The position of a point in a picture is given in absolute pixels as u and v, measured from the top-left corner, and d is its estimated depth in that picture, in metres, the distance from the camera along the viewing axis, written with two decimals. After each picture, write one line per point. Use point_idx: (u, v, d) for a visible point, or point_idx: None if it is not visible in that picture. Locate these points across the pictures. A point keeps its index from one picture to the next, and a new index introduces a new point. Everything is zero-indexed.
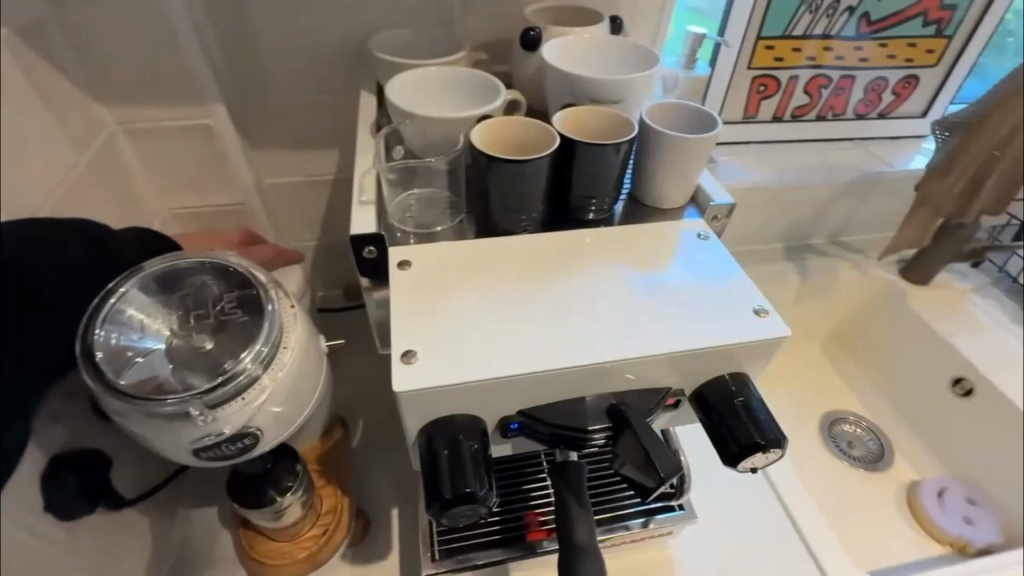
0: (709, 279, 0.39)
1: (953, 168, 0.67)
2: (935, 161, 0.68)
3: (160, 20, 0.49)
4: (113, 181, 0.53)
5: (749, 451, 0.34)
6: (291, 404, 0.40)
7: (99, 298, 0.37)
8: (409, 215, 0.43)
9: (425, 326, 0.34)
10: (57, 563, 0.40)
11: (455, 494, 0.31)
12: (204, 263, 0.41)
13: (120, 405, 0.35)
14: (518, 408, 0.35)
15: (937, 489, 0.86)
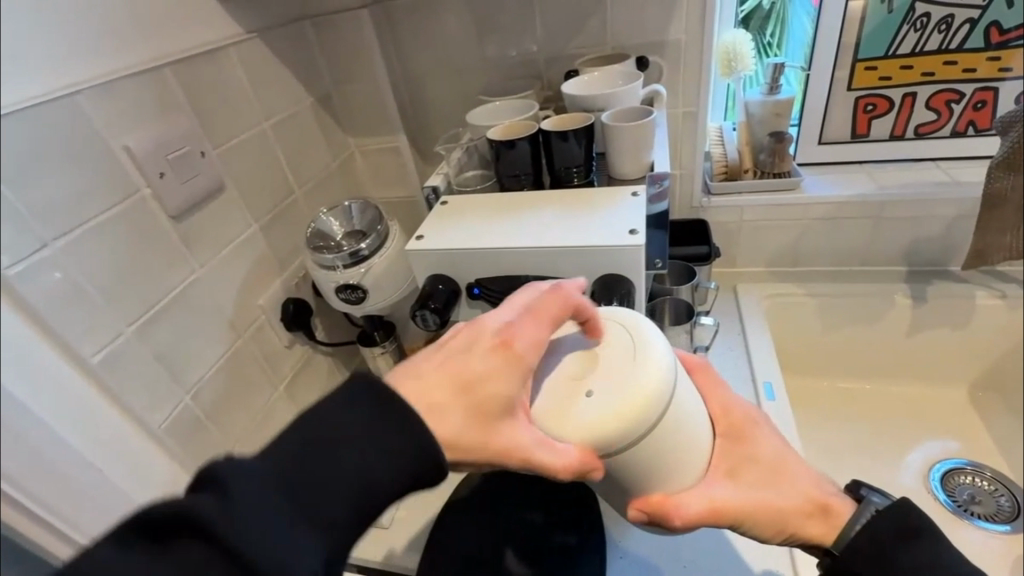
0: (618, 217, 0.55)
1: None
2: (1008, 157, 0.67)
3: (377, 90, 0.91)
4: (348, 177, 0.97)
5: None
6: (385, 280, 0.71)
7: (319, 212, 0.74)
8: (465, 182, 0.71)
9: (434, 226, 0.61)
10: (282, 353, 0.79)
11: (422, 304, 0.56)
12: (367, 205, 0.75)
13: (311, 257, 0.71)
14: (477, 276, 0.58)
15: None
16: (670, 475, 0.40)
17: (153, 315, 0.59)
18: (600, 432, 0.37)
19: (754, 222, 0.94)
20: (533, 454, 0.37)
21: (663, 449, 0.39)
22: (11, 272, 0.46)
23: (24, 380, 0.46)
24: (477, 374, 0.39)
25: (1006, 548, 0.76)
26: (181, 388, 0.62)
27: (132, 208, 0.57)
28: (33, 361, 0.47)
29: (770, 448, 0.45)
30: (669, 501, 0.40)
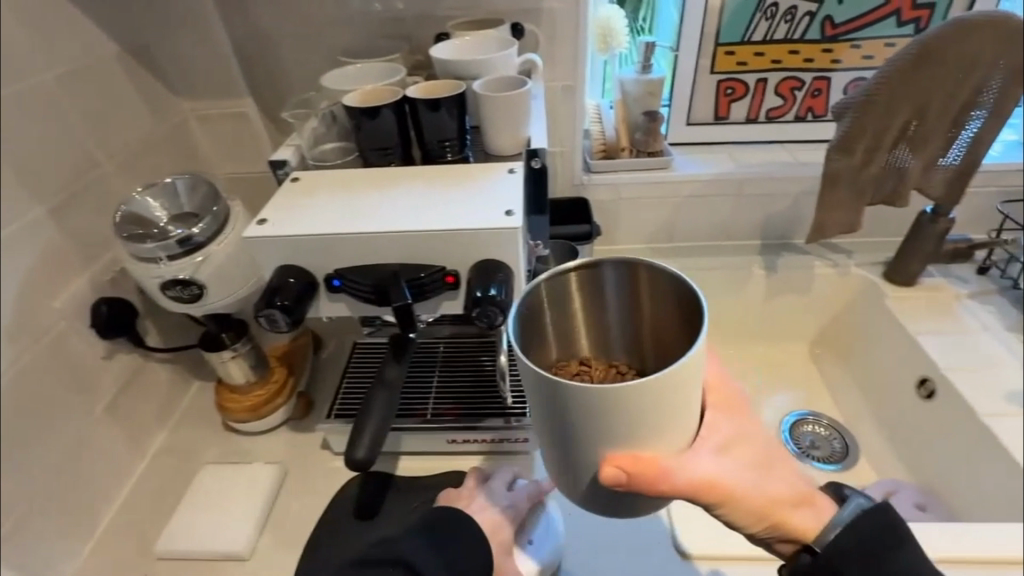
0: (495, 196, 0.51)
1: (861, 144, 0.72)
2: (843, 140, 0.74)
3: (211, 44, 0.76)
4: (181, 147, 0.80)
5: (475, 304, 0.47)
6: (228, 272, 0.60)
7: (133, 191, 0.59)
8: (322, 156, 0.61)
9: (281, 207, 0.51)
10: (97, 365, 0.64)
11: (265, 301, 0.48)
12: (199, 181, 0.62)
13: (125, 248, 0.57)
14: (336, 266, 0.50)
15: (885, 491, 0.83)
16: (655, 446, 0.36)
17: None
18: None
19: (631, 201, 0.96)
20: None
21: (657, 414, 0.34)
22: None
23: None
24: None
25: (837, 487, 0.87)
26: None
27: None
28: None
29: (763, 437, 0.42)
30: (653, 478, 0.35)
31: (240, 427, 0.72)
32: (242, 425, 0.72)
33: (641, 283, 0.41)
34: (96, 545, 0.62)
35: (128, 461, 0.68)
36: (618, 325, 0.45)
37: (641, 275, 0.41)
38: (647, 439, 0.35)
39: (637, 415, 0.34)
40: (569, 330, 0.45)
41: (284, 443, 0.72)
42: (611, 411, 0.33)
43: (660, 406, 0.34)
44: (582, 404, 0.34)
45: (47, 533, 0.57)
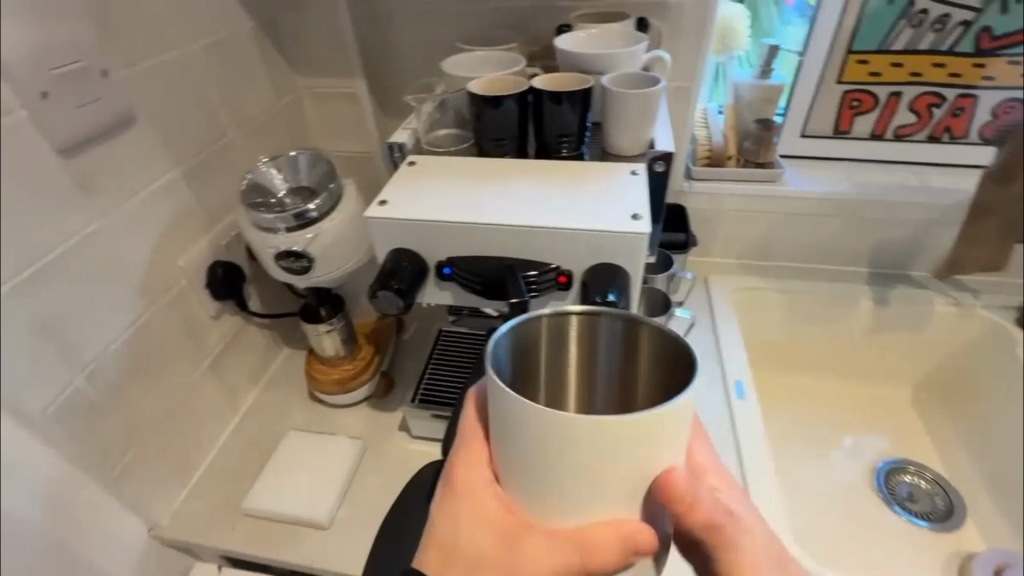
0: (618, 198, 0.48)
1: None
2: None
3: (334, 24, 0.78)
4: (295, 122, 0.83)
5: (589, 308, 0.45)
6: (336, 249, 0.61)
7: (258, 161, 0.62)
8: (436, 142, 0.61)
9: (400, 190, 0.52)
10: (207, 323, 0.68)
11: (379, 283, 0.48)
12: (317, 157, 0.63)
13: (248, 217, 0.59)
14: (449, 254, 0.50)
15: (999, 562, 0.74)
16: (606, 511, 0.29)
17: (30, 275, 0.46)
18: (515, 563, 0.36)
19: (732, 213, 0.91)
20: None
21: (622, 472, 0.28)
22: None
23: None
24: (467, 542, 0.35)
25: (935, 548, 0.79)
26: (72, 368, 0.50)
27: (5, 131, 0.44)
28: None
29: (751, 533, 0.35)
30: (596, 541, 0.29)
31: (324, 398, 0.74)
32: (328, 397, 0.74)
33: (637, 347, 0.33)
34: (190, 492, 0.66)
35: (223, 417, 0.72)
36: (604, 401, 0.35)
37: (643, 338, 0.32)
38: (602, 499, 0.29)
39: (601, 466, 0.27)
40: (550, 397, 0.35)
41: (365, 420, 0.74)
42: (548, 455, 0.27)
43: (626, 459, 0.27)
44: (537, 433, 0.27)
45: (152, 474, 0.61)
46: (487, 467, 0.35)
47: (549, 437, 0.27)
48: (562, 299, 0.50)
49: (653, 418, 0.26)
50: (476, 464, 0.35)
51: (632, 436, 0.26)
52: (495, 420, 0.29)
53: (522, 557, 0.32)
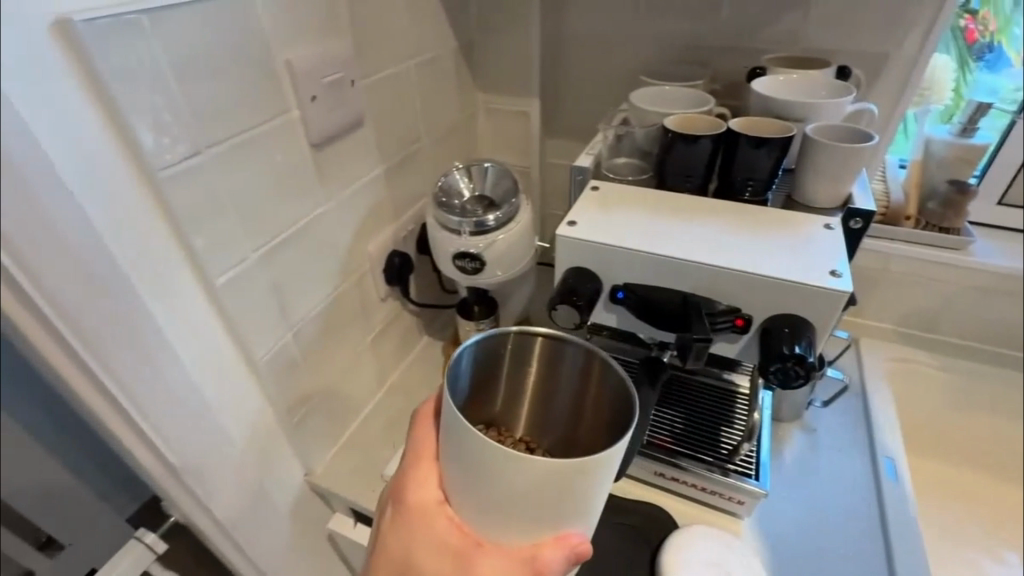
0: (812, 251, 0.48)
1: None
2: None
3: (523, 48, 0.84)
4: (469, 132, 0.91)
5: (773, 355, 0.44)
6: (506, 256, 0.67)
7: (450, 168, 0.69)
8: (615, 169, 0.64)
9: (586, 213, 0.55)
10: (376, 304, 0.76)
11: (560, 295, 0.52)
12: (501, 170, 0.69)
13: (436, 216, 0.66)
14: (626, 280, 0.52)
15: None
16: (549, 526, 0.36)
17: (275, 244, 0.55)
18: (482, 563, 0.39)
19: (902, 276, 0.84)
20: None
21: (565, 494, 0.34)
22: (166, 178, 0.43)
23: (152, 288, 0.44)
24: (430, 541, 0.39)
25: None
26: (285, 325, 0.60)
27: (282, 126, 0.53)
28: (165, 271, 0.45)
29: None
30: (543, 552, 0.36)
31: None
32: None
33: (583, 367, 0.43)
34: (339, 450, 0.74)
35: (372, 389, 0.79)
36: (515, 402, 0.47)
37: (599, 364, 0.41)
38: (544, 518, 0.36)
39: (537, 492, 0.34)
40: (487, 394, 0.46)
41: None
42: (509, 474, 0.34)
43: (567, 493, 0.34)
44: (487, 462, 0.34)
45: (317, 427, 0.69)
46: (436, 485, 0.40)
47: (490, 460, 0.34)
48: (734, 338, 0.50)
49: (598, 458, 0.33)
50: (426, 478, 0.40)
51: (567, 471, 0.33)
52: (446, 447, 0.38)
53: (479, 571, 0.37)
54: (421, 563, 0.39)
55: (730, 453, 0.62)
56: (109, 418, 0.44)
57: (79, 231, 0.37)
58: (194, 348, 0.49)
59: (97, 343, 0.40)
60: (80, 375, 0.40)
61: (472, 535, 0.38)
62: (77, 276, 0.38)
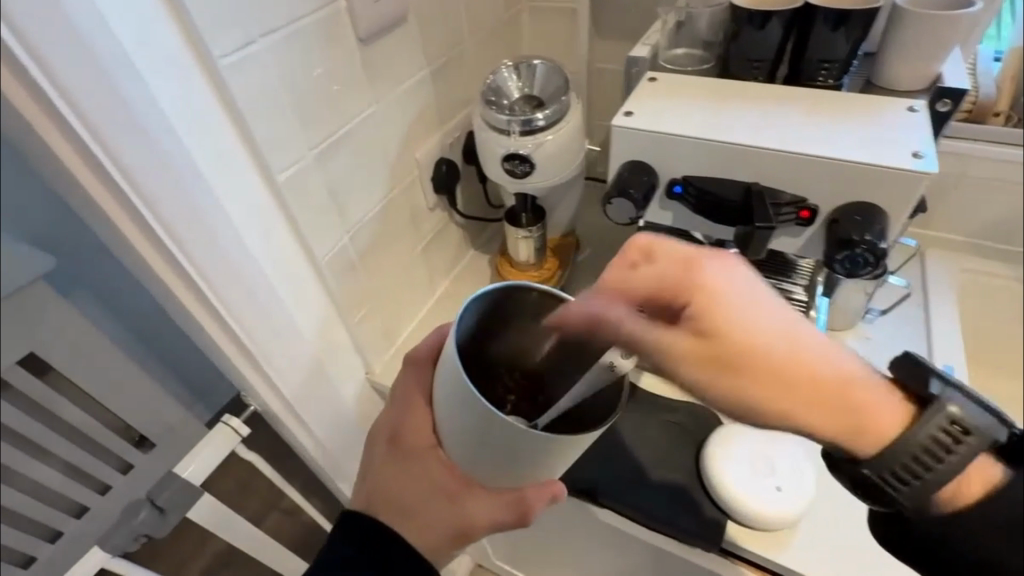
0: (890, 133, 0.45)
1: None
2: None
3: None
4: (511, 35, 0.86)
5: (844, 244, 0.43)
6: (555, 158, 0.65)
7: (499, 64, 0.66)
8: (673, 60, 0.60)
9: (645, 103, 0.53)
10: (424, 214, 0.77)
11: (617, 190, 0.51)
12: (551, 66, 0.66)
13: (485, 118, 0.65)
14: (684, 173, 0.51)
15: None
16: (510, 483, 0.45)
17: (330, 144, 0.56)
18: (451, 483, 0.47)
19: (981, 181, 0.78)
20: (436, 524, 0.48)
21: (502, 448, 0.40)
22: (225, 67, 0.43)
23: (225, 182, 0.46)
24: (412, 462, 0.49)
25: None
26: (343, 229, 0.62)
27: (328, 17, 0.52)
28: (235, 166, 0.47)
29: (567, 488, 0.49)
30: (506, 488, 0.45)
31: None
32: None
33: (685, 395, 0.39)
34: (395, 352, 0.79)
35: (423, 298, 0.82)
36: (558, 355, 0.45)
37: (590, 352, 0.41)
38: (504, 476, 0.44)
39: (511, 458, 0.41)
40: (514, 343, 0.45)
41: None
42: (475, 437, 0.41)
43: (510, 452, 0.41)
44: (458, 404, 0.41)
45: (374, 331, 0.73)
46: (429, 431, 0.48)
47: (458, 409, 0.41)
48: (795, 234, 0.49)
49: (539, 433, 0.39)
50: (418, 425, 0.49)
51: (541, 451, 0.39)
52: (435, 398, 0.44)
53: (472, 506, 0.47)
54: (417, 491, 0.49)
55: None
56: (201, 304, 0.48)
57: (158, 116, 0.39)
58: (264, 243, 0.52)
59: (181, 233, 0.44)
60: (167, 264, 0.45)
61: (463, 480, 0.47)
62: (162, 165, 0.41)
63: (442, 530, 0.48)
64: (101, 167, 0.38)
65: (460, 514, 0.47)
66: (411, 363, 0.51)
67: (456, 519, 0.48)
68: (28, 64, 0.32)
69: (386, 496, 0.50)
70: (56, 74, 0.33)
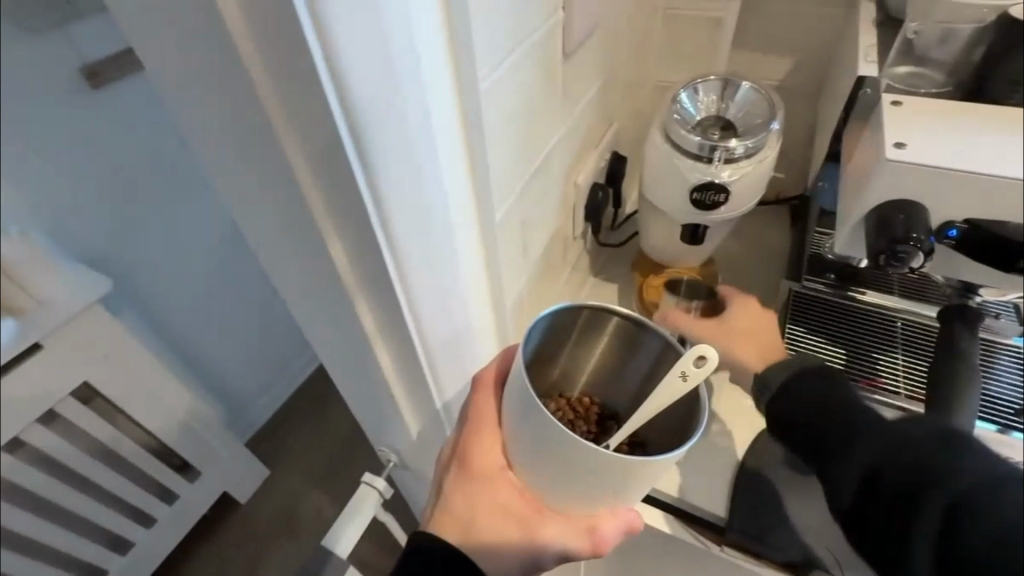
0: None
1: None
2: None
3: None
4: (647, 47, 0.79)
5: None
6: (748, 189, 0.58)
7: (690, 80, 0.62)
8: (901, 82, 0.53)
9: (914, 129, 0.46)
10: (570, 243, 0.70)
11: (903, 235, 0.44)
12: (749, 90, 0.61)
13: (675, 139, 0.58)
14: (968, 217, 0.44)
15: None
16: (595, 510, 0.41)
17: (531, 174, 0.50)
18: (530, 506, 0.43)
19: None
20: (509, 554, 0.43)
21: (591, 473, 0.38)
22: (482, 83, 0.38)
23: (458, 212, 0.41)
24: (488, 484, 0.44)
25: None
26: (522, 266, 0.55)
27: (550, 31, 0.45)
28: (464, 195, 0.42)
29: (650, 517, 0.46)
30: (602, 525, 0.42)
31: None
32: None
33: (611, 353, 0.50)
34: None
35: None
36: (651, 382, 0.49)
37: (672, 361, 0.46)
38: (590, 502, 0.41)
39: (597, 484, 0.39)
40: (546, 359, 0.50)
41: None
42: (559, 460, 0.39)
43: (604, 477, 0.38)
44: (546, 429, 0.38)
45: None
46: (500, 452, 0.45)
47: (542, 434, 0.38)
48: None
49: (639, 463, 0.37)
50: (490, 445, 0.45)
51: (628, 476, 0.38)
52: (508, 410, 0.42)
53: (541, 534, 0.42)
54: (489, 521, 0.44)
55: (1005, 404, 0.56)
56: (390, 335, 0.44)
57: (421, 140, 0.34)
58: (469, 282, 0.46)
59: (407, 266, 0.39)
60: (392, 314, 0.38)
61: (537, 504, 0.43)
62: (414, 196, 0.36)
63: (517, 560, 0.43)
64: (355, 184, 0.33)
65: (529, 546, 0.42)
66: (482, 379, 0.47)
67: (529, 554, 0.43)
68: (326, 82, 0.28)
69: (454, 514, 0.45)
70: (350, 96, 0.29)
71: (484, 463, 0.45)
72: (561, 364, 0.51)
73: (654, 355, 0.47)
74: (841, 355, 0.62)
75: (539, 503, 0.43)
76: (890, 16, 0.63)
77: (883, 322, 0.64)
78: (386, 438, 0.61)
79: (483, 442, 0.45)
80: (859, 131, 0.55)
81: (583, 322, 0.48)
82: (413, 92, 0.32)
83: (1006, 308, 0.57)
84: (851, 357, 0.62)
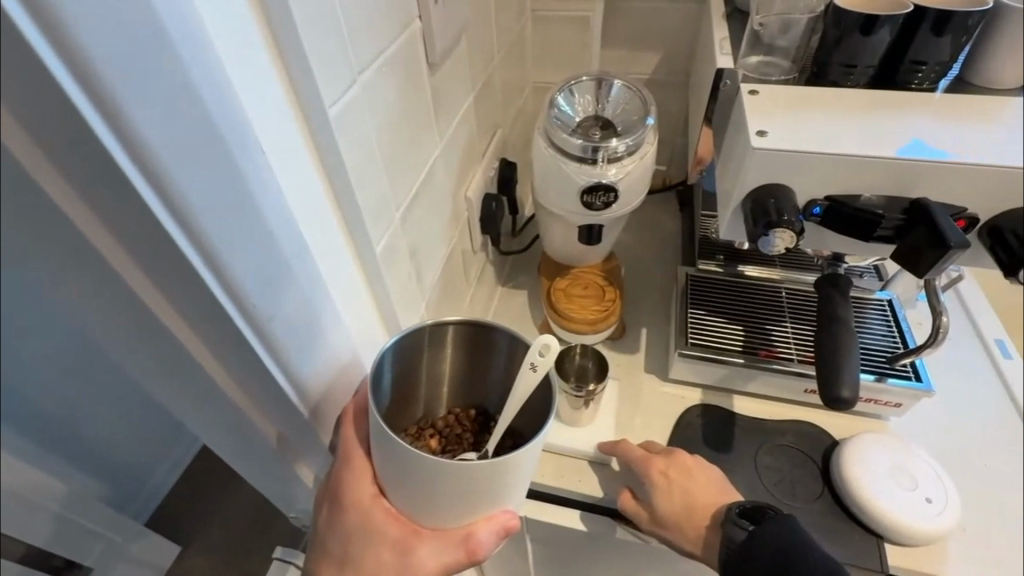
0: None
1: None
2: None
3: None
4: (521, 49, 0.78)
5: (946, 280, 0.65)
6: (636, 184, 0.59)
7: (563, 82, 0.61)
8: (754, 71, 0.56)
9: (770, 117, 0.48)
10: (470, 257, 0.67)
11: (777, 219, 0.46)
12: (620, 87, 0.62)
13: (558, 144, 0.57)
14: (828, 195, 0.47)
15: None
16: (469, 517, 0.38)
17: (412, 196, 0.46)
18: (403, 532, 0.39)
19: None
20: None
21: (459, 481, 0.36)
22: (330, 110, 0.34)
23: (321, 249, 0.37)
24: (358, 520, 0.40)
25: None
26: (417, 292, 0.51)
27: (408, 44, 0.42)
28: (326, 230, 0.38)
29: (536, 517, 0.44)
30: (476, 532, 0.38)
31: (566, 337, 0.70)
32: (574, 334, 0.69)
33: (465, 362, 0.47)
34: None
35: None
36: (510, 383, 0.46)
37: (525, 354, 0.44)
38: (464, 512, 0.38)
39: (462, 490, 0.36)
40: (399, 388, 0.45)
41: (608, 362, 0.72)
42: (424, 474, 0.36)
43: (473, 484, 0.36)
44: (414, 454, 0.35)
45: None
46: (371, 479, 0.41)
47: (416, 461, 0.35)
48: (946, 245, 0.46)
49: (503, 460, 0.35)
50: (360, 475, 0.41)
51: (488, 472, 0.35)
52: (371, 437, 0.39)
53: (416, 556, 0.38)
54: (362, 561, 0.39)
55: (879, 355, 0.61)
56: (269, 398, 0.39)
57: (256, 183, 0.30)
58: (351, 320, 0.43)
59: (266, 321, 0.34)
60: None
61: (413, 527, 0.39)
62: (260, 244, 0.32)
63: None
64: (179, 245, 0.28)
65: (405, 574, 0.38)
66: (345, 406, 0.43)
67: None
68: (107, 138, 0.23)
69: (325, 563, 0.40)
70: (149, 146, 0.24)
71: (354, 496, 0.40)
72: (416, 389, 0.47)
73: (506, 352, 0.44)
74: (740, 331, 0.66)
75: (412, 521, 0.39)
76: (736, 8, 0.67)
77: (771, 293, 0.68)
78: (294, 505, 0.54)
79: (351, 474, 0.41)
80: (725, 120, 0.58)
81: (427, 342, 0.44)
82: (229, 127, 0.28)
83: (866, 268, 0.69)
84: (748, 333, 0.65)
